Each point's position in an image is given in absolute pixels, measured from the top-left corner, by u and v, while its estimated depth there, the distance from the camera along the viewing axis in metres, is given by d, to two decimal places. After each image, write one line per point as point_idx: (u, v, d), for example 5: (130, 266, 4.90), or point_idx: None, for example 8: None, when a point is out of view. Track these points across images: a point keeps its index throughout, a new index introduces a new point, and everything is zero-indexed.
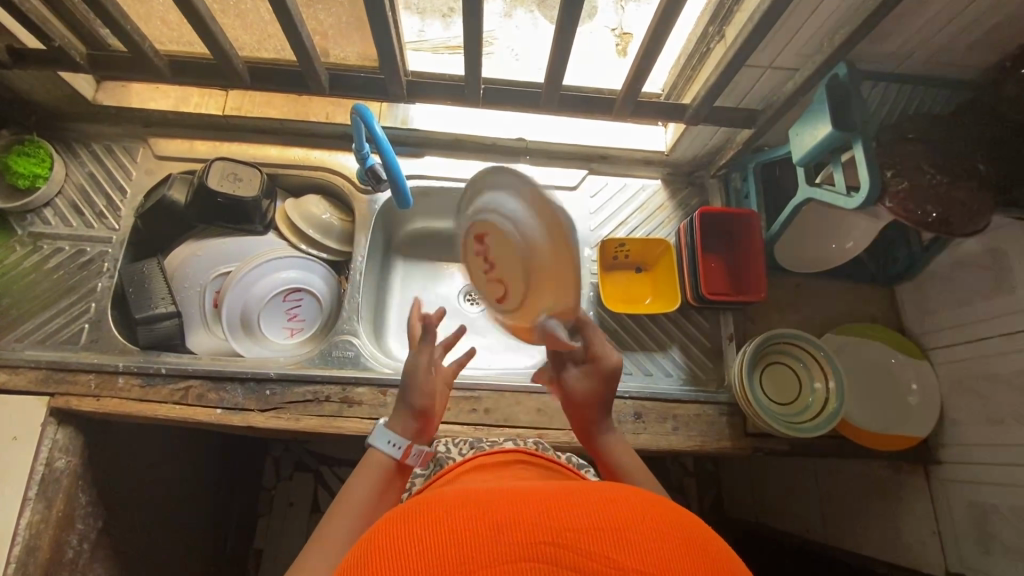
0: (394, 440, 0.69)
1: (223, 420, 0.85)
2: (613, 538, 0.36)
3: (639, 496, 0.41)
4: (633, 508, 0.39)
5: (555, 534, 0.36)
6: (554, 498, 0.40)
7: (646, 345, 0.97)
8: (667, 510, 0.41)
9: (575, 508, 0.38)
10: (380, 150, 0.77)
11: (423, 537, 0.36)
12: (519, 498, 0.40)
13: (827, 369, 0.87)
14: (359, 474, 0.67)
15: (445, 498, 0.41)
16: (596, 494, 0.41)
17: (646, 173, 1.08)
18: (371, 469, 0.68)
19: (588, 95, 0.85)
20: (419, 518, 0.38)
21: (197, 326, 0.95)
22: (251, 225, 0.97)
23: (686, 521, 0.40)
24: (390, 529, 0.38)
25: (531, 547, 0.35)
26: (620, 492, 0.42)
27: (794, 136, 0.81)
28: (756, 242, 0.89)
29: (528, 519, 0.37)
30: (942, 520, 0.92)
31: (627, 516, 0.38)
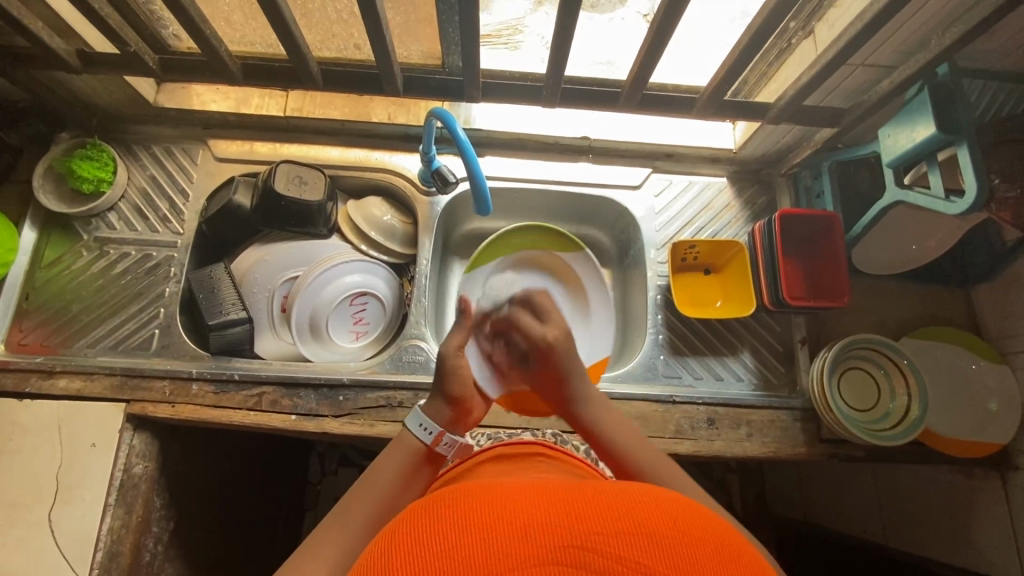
0: (427, 426, 0.68)
1: (298, 427, 0.85)
2: (644, 542, 0.35)
3: (671, 499, 0.40)
4: (660, 509, 0.38)
5: (577, 538, 0.35)
6: (582, 497, 0.38)
7: (717, 349, 0.96)
8: (699, 513, 0.39)
9: (602, 509, 0.37)
10: (463, 153, 0.76)
11: (444, 539, 0.35)
12: (542, 494, 0.39)
13: (909, 377, 0.86)
14: (385, 456, 0.66)
15: (464, 492, 0.40)
16: (620, 493, 0.39)
17: (711, 171, 1.06)
18: (398, 454, 0.66)
19: (667, 94, 0.83)
20: (441, 516, 0.37)
21: (266, 331, 0.94)
22: (315, 228, 0.96)
23: (716, 524, 0.38)
24: (406, 526, 0.38)
25: (558, 550, 0.34)
26: (646, 492, 0.40)
27: (885, 136, 0.78)
28: (839, 245, 0.87)
29: (554, 520, 0.36)
30: (1020, 527, 0.90)
31: (657, 519, 0.37)
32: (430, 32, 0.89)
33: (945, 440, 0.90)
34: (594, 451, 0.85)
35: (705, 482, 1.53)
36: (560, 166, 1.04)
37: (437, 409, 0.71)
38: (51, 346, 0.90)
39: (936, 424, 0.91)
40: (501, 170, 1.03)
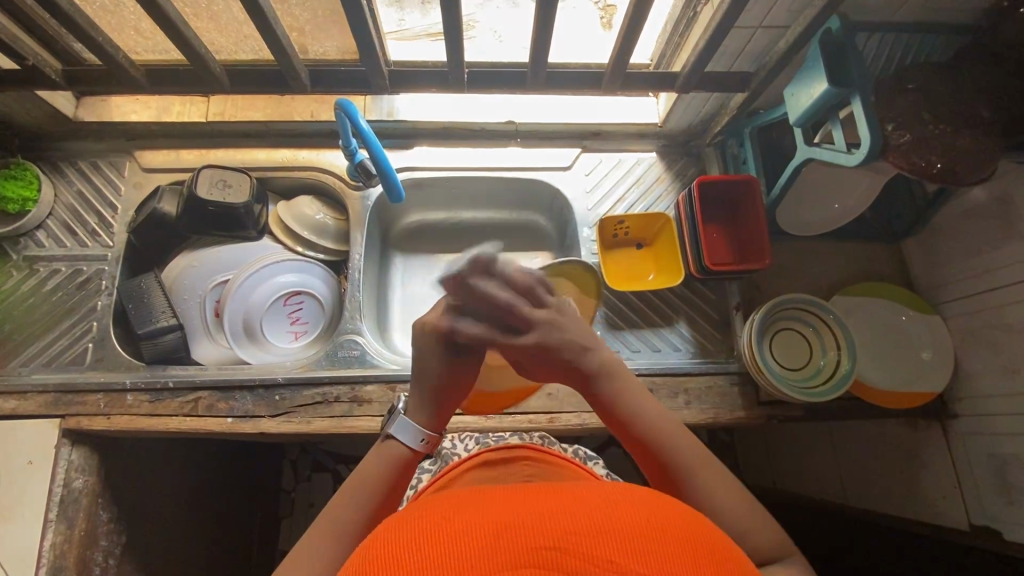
0: (422, 436, 0.60)
1: (235, 428, 0.85)
2: (620, 540, 0.35)
3: (649, 499, 0.40)
4: (639, 510, 0.38)
5: (553, 540, 0.35)
6: (558, 501, 0.39)
7: (653, 321, 0.97)
8: (674, 511, 0.40)
9: (581, 513, 0.38)
10: (368, 145, 0.76)
11: (421, 554, 0.34)
12: (521, 501, 0.40)
13: (837, 332, 0.87)
14: (371, 459, 0.59)
15: (442, 507, 0.40)
16: (603, 498, 0.40)
17: (639, 147, 1.07)
18: (386, 457, 0.59)
19: (575, 72, 0.83)
20: (417, 533, 0.36)
21: (201, 337, 0.94)
22: (245, 232, 0.96)
23: (693, 523, 0.39)
24: (388, 544, 0.36)
25: (539, 555, 0.34)
26: (621, 493, 0.41)
27: (790, 95, 0.79)
28: (758, 208, 0.87)
29: (530, 522, 0.36)
30: (962, 473, 0.91)
31: (625, 514, 0.37)
32: (339, 27, 0.90)
33: (881, 394, 0.90)
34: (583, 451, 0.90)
35: None
36: (489, 152, 1.05)
37: (426, 405, 0.61)
38: None
39: (872, 377, 0.91)
40: (430, 161, 1.04)
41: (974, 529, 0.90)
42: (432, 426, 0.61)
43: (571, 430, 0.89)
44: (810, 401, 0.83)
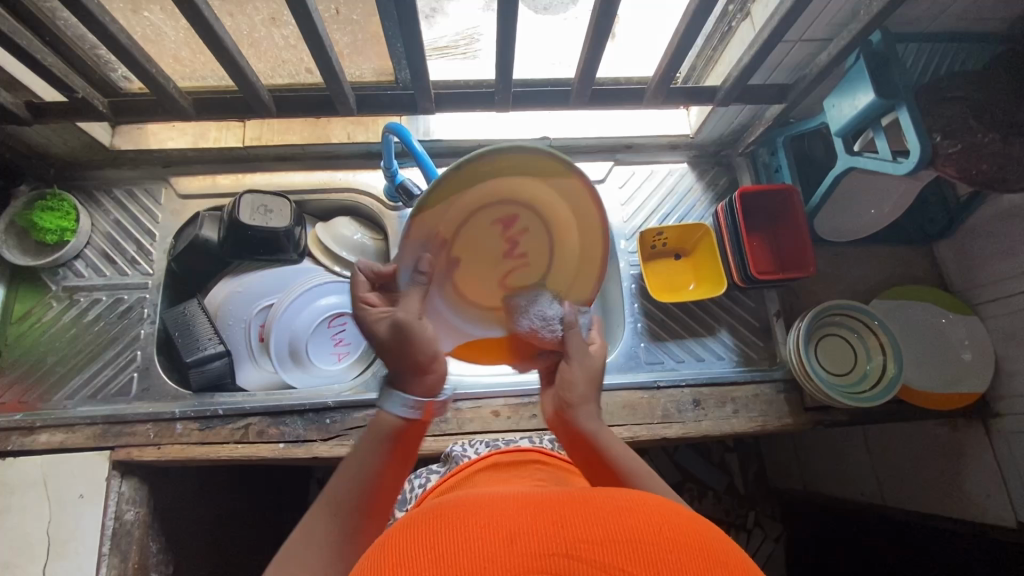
0: (408, 404, 0.60)
1: (287, 454, 0.85)
2: (629, 548, 0.35)
3: (659, 506, 0.40)
4: (649, 516, 0.38)
5: (563, 546, 0.35)
6: (569, 505, 0.39)
7: (695, 331, 0.98)
8: (685, 519, 0.39)
9: (588, 518, 0.37)
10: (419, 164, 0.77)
11: (433, 547, 0.36)
12: (533, 504, 0.39)
13: (882, 337, 0.87)
14: (364, 438, 0.61)
15: (455, 505, 0.41)
16: (612, 501, 0.40)
17: (671, 158, 1.08)
18: (377, 433, 0.60)
19: (618, 88, 0.84)
20: (430, 526, 0.38)
21: (247, 362, 0.94)
22: (286, 255, 0.96)
23: (703, 531, 0.39)
24: (399, 535, 0.38)
25: (547, 560, 0.34)
26: (629, 498, 0.40)
27: (831, 106, 0.81)
28: (800, 217, 0.88)
29: (542, 529, 0.36)
30: (1007, 471, 0.92)
31: (640, 526, 0.37)
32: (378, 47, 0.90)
33: (926, 396, 0.91)
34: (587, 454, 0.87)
35: (707, 464, 1.54)
36: None
37: (412, 380, 0.61)
38: (27, 402, 0.88)
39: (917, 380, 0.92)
40: None
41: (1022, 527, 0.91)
42: (420, 391, 0.61)
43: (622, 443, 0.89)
44: (860, 406, 0.84)
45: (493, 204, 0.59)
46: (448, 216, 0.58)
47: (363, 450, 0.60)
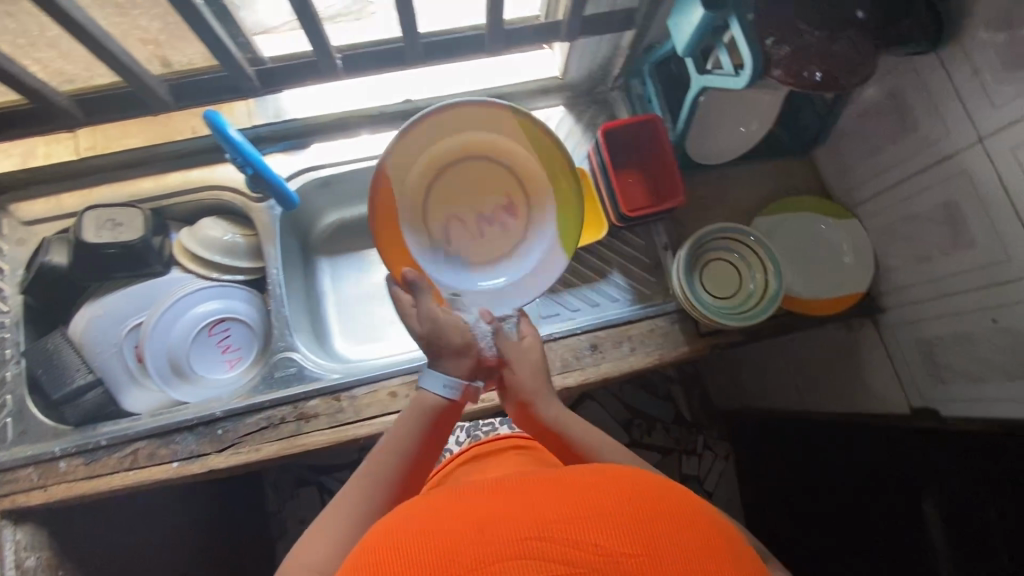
0: (447, 384, 0.68)
1: (181, 472, 0.82)
2: (600, 526, 0.42)
3: (622, 478, 0.48)
4: (614, 496, 0.45)
5: (534, 530, 0.42)
6: (538, 494, 0.46)
7: (587, 277, 0.97)
8: (645, 494, 0.46)
9: (560, 503, 0.44)
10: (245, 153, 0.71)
11: (428, 543, 0.42)
12: (510, 495, 0.46)
13: (761, 254, 0.88)
14: (407, 413, 0.68)
15: (445, 501, 0.48)
16: (581, 485, 0.46)
17: (546, 102, 1.04)
18: (418, 410, 0.68)
19: (456, 38, 0.79)
20: (428, 527, 0.44)
21: (130, 386, 0.90)
22: (150, 268, 0.91)
23: (662, 498, 0.46)
24: (404, 531, 0.44)
25: (529, 544, 0.41)
26: (595, 479, 0.47)
27: (674, 25, 0.78)
28: (664, 145, 0.86)
29: (526, 517, 0.43)
30: (897, 364, 0.95)
31: (605, 502, 0.44)
32: (185, 36, 0.80)
33: (806, 303, 0.93)
34: None
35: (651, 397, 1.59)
36: (394, 136, 1.01)
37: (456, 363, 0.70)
38: None
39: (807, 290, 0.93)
40: (333, 155, 0.99)
41: (914, 412, 0.94)
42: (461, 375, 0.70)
43: None
44: (746, 325, 0.85)
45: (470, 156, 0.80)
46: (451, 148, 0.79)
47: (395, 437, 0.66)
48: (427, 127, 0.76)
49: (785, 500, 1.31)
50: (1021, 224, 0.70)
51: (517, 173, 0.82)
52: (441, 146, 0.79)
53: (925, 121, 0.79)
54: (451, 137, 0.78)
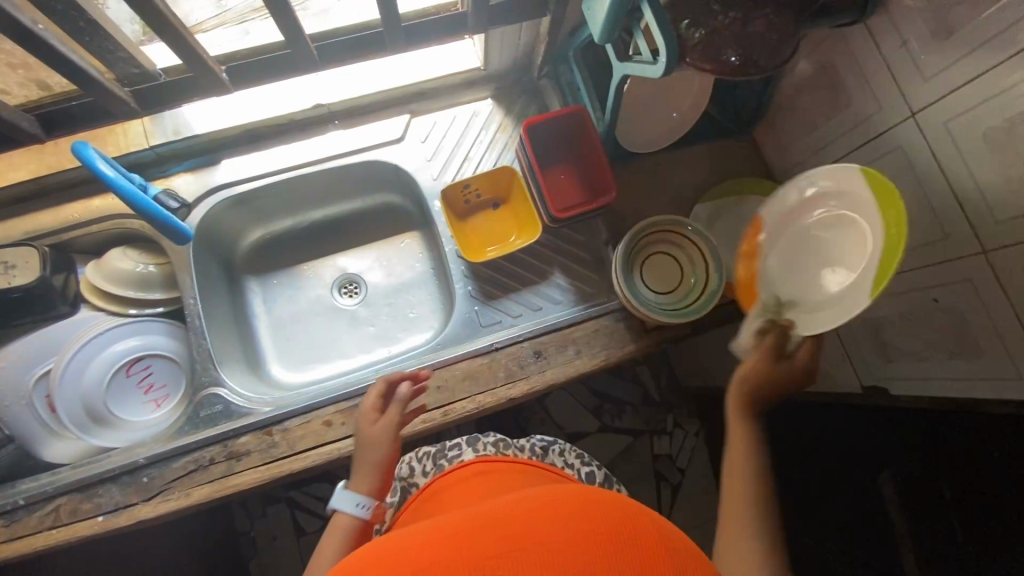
0: (358, 502, 0.68)
1: (109, 526, 0.77)
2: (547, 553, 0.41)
3: (577, 499, 0.48)
4: (562, 511, 0.46)
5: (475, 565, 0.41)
6: (490, 520, 0.46)
7: (527, 280, 0.92)
8: (596, 506, 0.47)
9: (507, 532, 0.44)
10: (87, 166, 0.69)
11: None
12: (453, 527, 0.46)
13: (701, 246, 0.84)
14: (326, 538, 0.67)
15: (389, 541, 0.47)
16: (530, 504, 0.47)
17: (471, 96, 0.98)
18: (338, 530, 0.67)
19: (352, 38, 0.73)
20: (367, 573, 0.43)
21: (47, 438, 0.84)
22: (56, 310, 0.84)
23: (616, 518, 0.46)
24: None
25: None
26: (540, 500, 0.48)
27: (589, 11, 0.72)
28: (592, 138, 0.82)
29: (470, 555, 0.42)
30: (847, 345, 0.94)
31: (551, 527, 0.44)
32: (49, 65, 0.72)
33: None
34: (538, 444, 0.89)
35: (619, 383, 1.59)
36: (310, 144, 0.94)
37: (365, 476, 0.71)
38: None
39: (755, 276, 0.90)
40: (245, 170, 0.92)
41: (867, 391, 0.93)
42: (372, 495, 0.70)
43: (469, 416, 0.85)
44: (688, 320, 0.82)
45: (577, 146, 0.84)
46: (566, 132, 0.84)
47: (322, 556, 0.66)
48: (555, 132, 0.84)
49: None
50: (955, 199, 0.68)
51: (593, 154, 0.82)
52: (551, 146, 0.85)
53: (857, 95, 0.76)
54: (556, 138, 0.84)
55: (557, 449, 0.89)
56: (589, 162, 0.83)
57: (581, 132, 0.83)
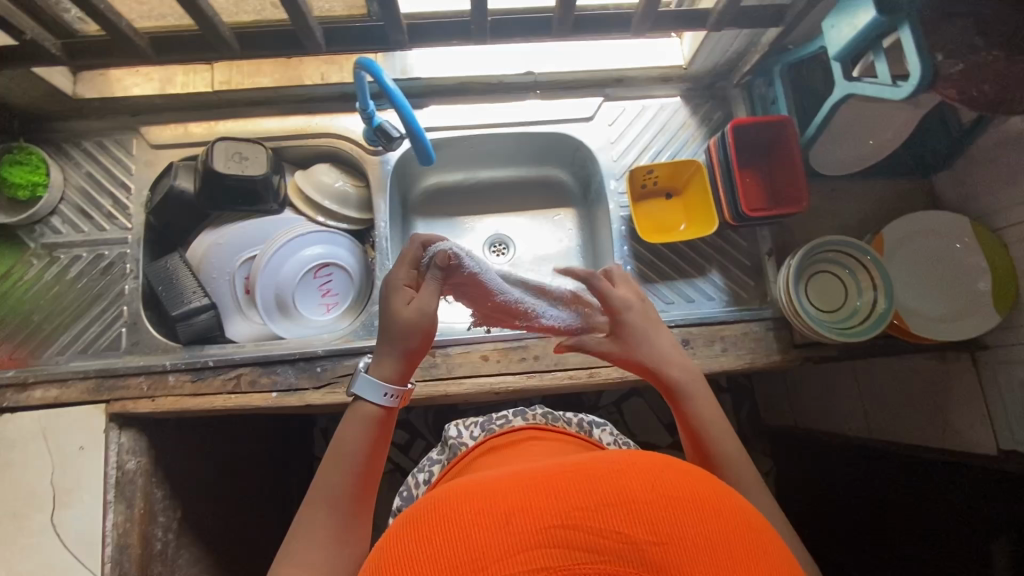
0: (385, 392, 0.65)
1: (280, 402, 0.86)
2: (630, 513, 0.36)
3: (660, 462, 0.42)
4: (626, 474, 0.39)
5: (556, 517, 0.36)
6: (561, 477, 0.39)
7: (685, 272, 0.96)
8: (681, 474, 0.40)
9: (585, 486, 0.38)
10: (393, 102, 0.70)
11: (437, 538, 0.36)
12: (524, 477, 0.41)
13: (875, 272, 0.86)
14: (347, 421, 0.66)
15: (459, 488, 0.41)
16: (595, 465, 0.41)
17: (663, 92, 1.03)
18: (360, 418, 0.65)
19: (602, 14, 0.78)
20: (438, 508, 0.39)
21: (234, 314, 0.94)
22: (266, 205, 0.94)
23: (702, 487, 0.40)
24: (408, 528, 0.38)
25: (545, 534, 0.35)
26: (623, 460, 0.41)
27: (830, 27, 0.76)
28: (793, 148, 0.85)
29: (540, 505, 0.37)
30: (993, 403, 0.94)
31: (632, 485, 0.38)
32: None
33: (922, 325, 0.87)
34: (585, 421, 0.97)
35: None
36: (509, 107, 1.01)
37: (384, 359, 0.66)
38: (19, 358, 0.89)
39: (927, 315, 0.88)
40: (450, 119, 1.00)
41: (1003, 453, 0.93)
42: (396, 381, 0.66)
43: (611, 383, 0.90)
44: (848, 341, 0.84)
45: (774, 149, 0.87)
46: (769, 134, 0.87)
47: (349, 429, 0.65)
48: (760, 128, 0.87)
49: (832, 525, 1.30)
50: None
51: (793, 162, 0.85)
52: (747, 146, 0.88)
53: None
54: (756, 138, 0.87)
55: (604, 429, 0.98)
56: (784, 169, 0.86)
57: (783, 139, 0.86)
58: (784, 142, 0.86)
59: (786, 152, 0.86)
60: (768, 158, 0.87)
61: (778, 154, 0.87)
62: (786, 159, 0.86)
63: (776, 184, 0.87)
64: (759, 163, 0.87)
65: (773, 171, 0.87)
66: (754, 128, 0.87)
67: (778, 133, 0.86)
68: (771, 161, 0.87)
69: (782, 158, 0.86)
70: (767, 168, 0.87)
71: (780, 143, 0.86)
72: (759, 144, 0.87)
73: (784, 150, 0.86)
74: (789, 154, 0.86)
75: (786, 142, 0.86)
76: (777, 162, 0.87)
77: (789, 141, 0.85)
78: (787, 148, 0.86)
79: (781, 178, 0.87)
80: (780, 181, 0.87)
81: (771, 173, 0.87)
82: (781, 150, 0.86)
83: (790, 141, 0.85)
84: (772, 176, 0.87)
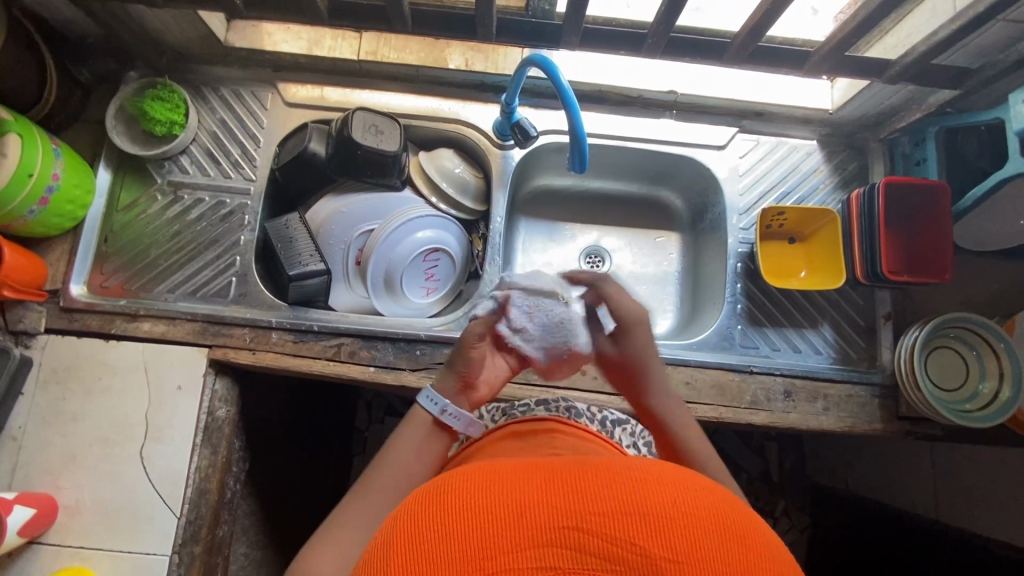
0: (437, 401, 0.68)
1: (377, 378, 0.86)
2: (647, 526, 0.32)
3: (688, 475, 0.37)
4: (647, 481, 0.35)
5: (571, 518, 0.32)
6: (581, 472, 0.36)
7: (796, 321, 0.94)
8: (705, 488, 0.36)
9: (603, 487, 0.34)
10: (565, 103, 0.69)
11: (445, 522, 0.33)
12: (539, 467, 0.37)
13: (1004, 360, 0.82)
14: (402, 432, 0.67)
15: (473, 468, 0.38)
16: (613, 465, 0.36)
17: (801, 133, 1.00)
18: (415, 427, 0.67)
19: (780, 48, 0.77)
20: (448, 491, 0.36)
21: (340, 284, 0.95)
22: (388, 179, 0.93)
23: (729, 507, 0.35)
24: (419, 506, 0.36)
25: (554, 532, 0.32)
26: (646, 464, 0.37)
27: (1018, 101, 0.73)
28: (942, 219, 0.83)
29: (552, 503, 0.33)
30: None
31: (656, 496, 0.34)
32: None
33: None
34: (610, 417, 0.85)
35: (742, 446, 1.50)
36: (642, 122, 0.99)
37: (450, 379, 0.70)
38: (130, 289, 0.91)
39: None
40: None
41: None
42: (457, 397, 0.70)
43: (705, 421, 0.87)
44: (963, 424, 0.81)
45: (926, 214, 0.84)
46: (922, 201, 0.85)
47: (398, 453, 0.65)
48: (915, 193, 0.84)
49: None
50: None
51: (942, 233, 0.83)
52: (898, 207, 0.85)
53: None
54: (909, 202, 0.85)
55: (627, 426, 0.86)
56: (931, 236, 0.84)
57: (938, 207, 0.83)
58: (938, 211, 0.83)
59: (939, 220, 0.83)
60: (918, 222, 0.85)
61: (928, 221, 0.84)
62: (935, 227, 0.83)
63: (918, 250, 0.84)
64: (907, 224, 0.84)
65: (920, 235, 0.84)
66: (909, 194, 0.84)
67: (932, 202, 0.84)
68: (920, 225, 0.84)
69: (931, 225, 0.84)
70: (913, 232, 0.84)
71: (932, 212, 0.84)
72: (908, 208, 0.85)
73: (938, 217, 0.83)
74: (940, 223, 0.83)
75: (940, 210, 0.83)
76: (925, 228, 0.84)
77: (941, 212, 0.83)
78: (940, 217, 0.83)
79: (926, 245, 0.84)
80: (925, 248, 0.84)
81: (917, 237, 0.84)
82: (934, 217, 0.84)
83: (944, 211, 0.83)
84: (917, 241, 0.84)
